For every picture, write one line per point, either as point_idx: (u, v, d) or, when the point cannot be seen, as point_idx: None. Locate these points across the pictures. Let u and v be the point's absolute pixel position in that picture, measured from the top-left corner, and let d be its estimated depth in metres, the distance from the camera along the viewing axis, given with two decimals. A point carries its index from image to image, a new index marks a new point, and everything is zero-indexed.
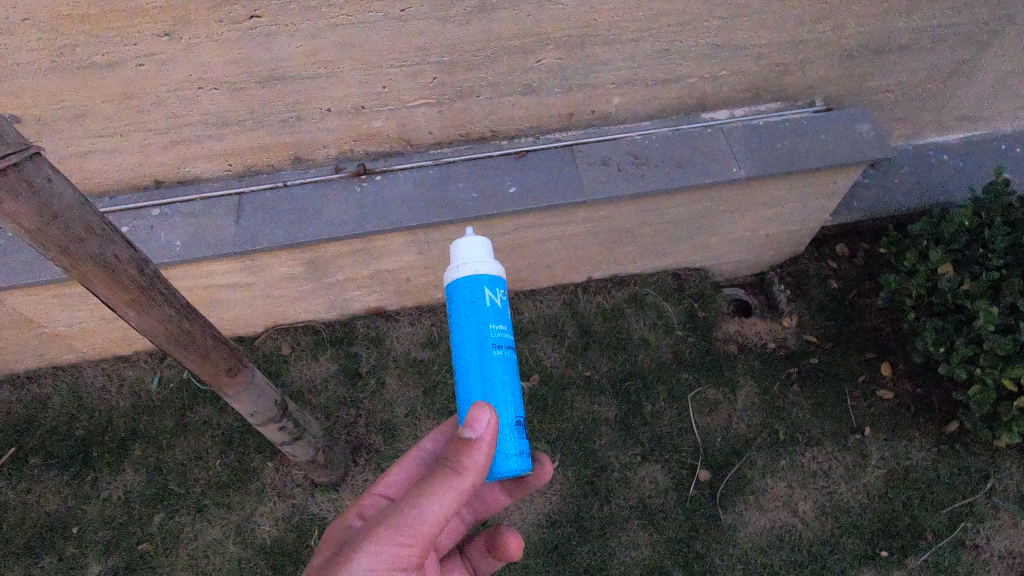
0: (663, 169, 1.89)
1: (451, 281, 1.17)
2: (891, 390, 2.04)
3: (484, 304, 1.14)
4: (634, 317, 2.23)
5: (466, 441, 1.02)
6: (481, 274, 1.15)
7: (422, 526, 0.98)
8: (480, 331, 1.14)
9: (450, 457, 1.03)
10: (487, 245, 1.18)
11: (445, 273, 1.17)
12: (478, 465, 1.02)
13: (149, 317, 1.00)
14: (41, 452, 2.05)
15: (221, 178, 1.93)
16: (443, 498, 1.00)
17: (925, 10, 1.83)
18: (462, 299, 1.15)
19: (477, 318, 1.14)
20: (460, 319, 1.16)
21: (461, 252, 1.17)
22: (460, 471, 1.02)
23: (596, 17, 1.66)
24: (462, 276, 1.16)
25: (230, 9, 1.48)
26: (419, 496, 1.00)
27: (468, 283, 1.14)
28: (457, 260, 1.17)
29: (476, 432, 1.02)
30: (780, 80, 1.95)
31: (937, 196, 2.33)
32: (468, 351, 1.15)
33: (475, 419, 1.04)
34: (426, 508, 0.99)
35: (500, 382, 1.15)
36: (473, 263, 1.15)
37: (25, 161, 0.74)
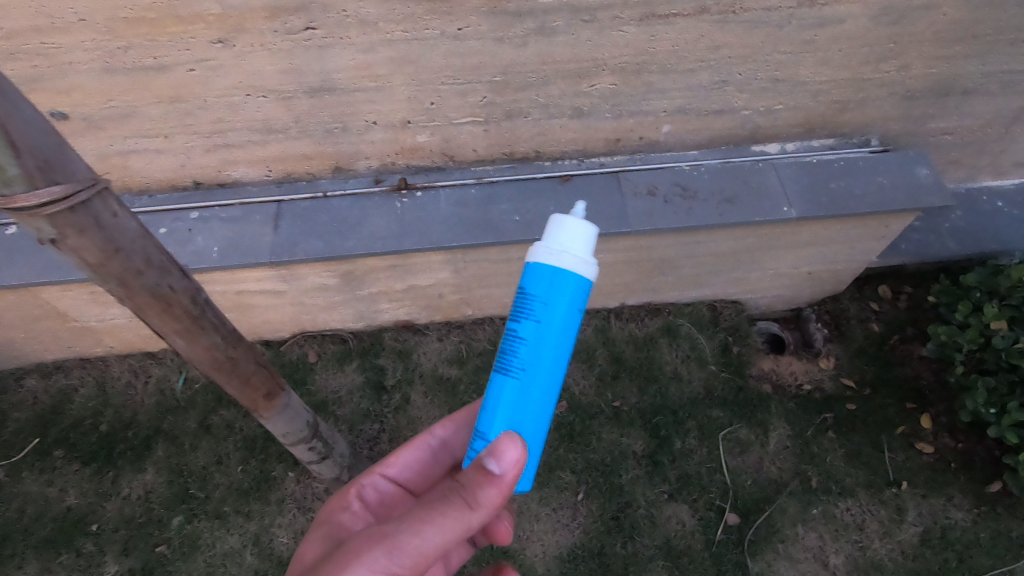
0: (712, 204, 1.85)
1: (539, 264, 0.98)
2: (931, 444, 2.03)
3: (564, 304, 0.97)
4: (666, 349, 2.21)
5: (487, 475, 0.92)
6: (575, 269, 0.97)
7: (418, 556, 0.89)
8: (544, 330, 0.98)
9: (464, 486, 0.93)
10: (591, 244, 0.99)
11: (538, 251, 0.98)
12: (491, 504, 0.93)
13: (196, 345, 0.98)
14: (65, 444, 2.05)
15: (259, 183, 1.90)
16: (447, 530, 0.90)
17: (997, 55, 1.76)
18: (541, 289, 0.97)
19: (551, 316, 0.97)
20: (529, 308, 0.98)
21: (560, 233, 0.98)
22: (472, 506, 0.92)
23: (655, 45, 1.61)
24: (554, 262, 0.97)
25: (286, 20, 1.45)
26: (422, 522, 0.90)
27: (556, 271, 0.97)
28: (554, 241, 0.98)
29: (500, 470, 0.92)
30: (837, 118, 1.89)
31: (987, 243, 2.27)
32: (522, 345, 0.99)
33: (503, 452, 0.93)
34: (427, 536, 0.89)
35: (540, 390, 1.01)
36: (571, 253, 0.97)
37: (94, 197, 0.72)
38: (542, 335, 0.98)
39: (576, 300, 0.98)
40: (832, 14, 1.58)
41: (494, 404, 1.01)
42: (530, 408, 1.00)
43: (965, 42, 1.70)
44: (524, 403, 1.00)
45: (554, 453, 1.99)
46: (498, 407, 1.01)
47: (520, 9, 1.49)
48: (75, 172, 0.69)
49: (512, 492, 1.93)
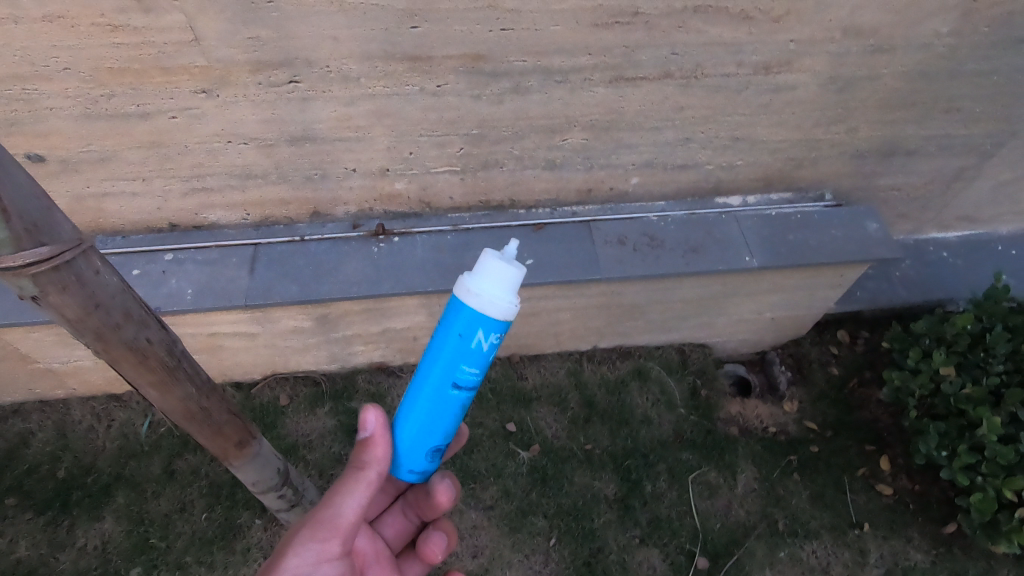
0: (679, 253, 1.93)
1: (461, 296, 1.04)
2: (890, 485, 2.10)
3: (476, 336, 1.03)
4: (637, 392, 2.26)
5: (364, 441, 1.13)
6: (489, 310, 1.02)
7: (338, 520, 1.08)
8: (454, 354, 1.05)
9: (353, 456, 1.14)
10: (513, 282, 1.03)
11: (459, 286, 1.04)
12: (380, 457, 1.13)
13: (170, 396, 0.98)
14: (18, 491, 1.96)
15: (236, 225, 1.92)
16: (355, 493, 1.10)
17: (935, 121, 1.91)
18: (459, 320, 1.04)
19: (456, 344, 1.04)
20: (448, 334, 1.05)
21: (482, 273, 1.03)
22: (365, 465, 1.12)
23: (624, 105, 1.71)
24: (468, 298, 1.03)
25: (270, 74, 1.50)
26: (333, 496, 1.10)
27: (470, 306, 1.02)
28: (477, 279, 1.03)
29: (369, 432, 1.13)
30: (794, 173, 2.01)
31: (935, 291, 2.41)
32: (437, 362, 1.07)
33: (364, 422, 1.13)
34: (342, 505, 1.09)
35: (449, 398, 1.09)
36: (486, 293, 1.02)
37: (77, 256, 0.74)
38: (455, 359, 1.05)
39: (483, 335, 1.04)
40: (784, 81, 1.71)
41: (411, 405, 1.12)
42: (441, 413, 1.10)
43: (906, 108, 1.85)
44: (430, 410, 1.10)
45: (527, 497, 2.00)
46: (414, 407, 1.11)
47: (496, 69, 1.57)
48: (61, 234, 0.71)
49: (484, 538, 1.92)
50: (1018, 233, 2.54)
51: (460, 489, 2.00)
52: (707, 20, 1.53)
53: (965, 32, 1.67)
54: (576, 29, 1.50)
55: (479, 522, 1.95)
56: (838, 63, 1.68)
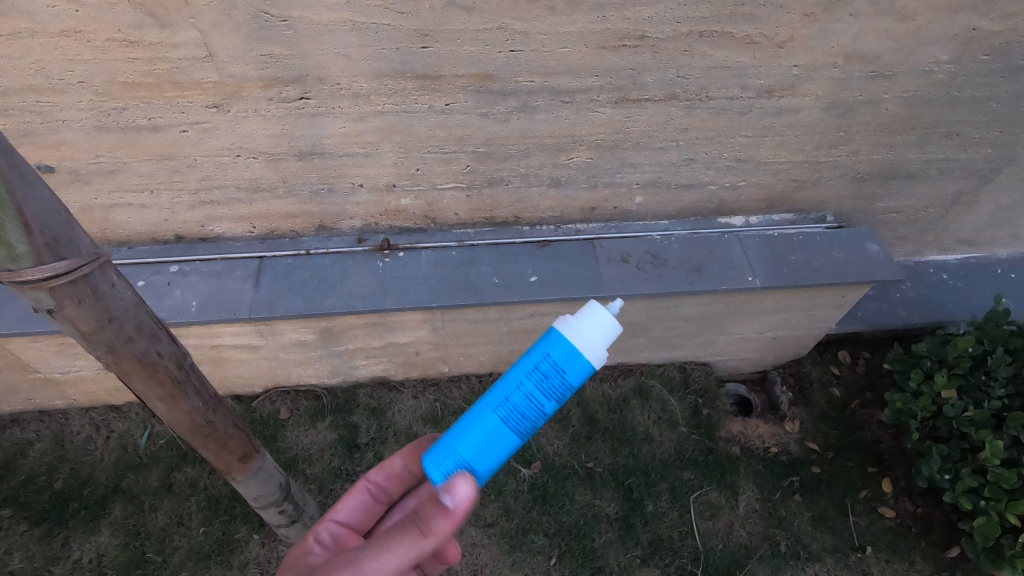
0: (682, 272, 1.94)
1: (560, 333, 1.06)
2: (892, 508, 2.09)
3: (563, 376, 1.05)
4: (639, 410, 2.25)
5: (440, 509, 0.99)
6: (586, 354, 1.05)
7: None
8: (539, 390, 1.05)
9: (421, 515, 1.00)
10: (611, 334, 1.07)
11: (562, 321, 1.07)
12: (442, 534, 1.00)
13: (177, 410, 0.98)
14: (14, 502, 1.95)
15: (242, 238, 1.93)
16: (403, 554, 0.99)
17: (935, 145, 1.94)
18: (554, 355, 1.05)
19: (541, 380, 1.05)
20: (537, 368, 1.05)
21: (589, 316, 1.06)
22: (426, 534, 0.99)
23: (629, 125, 1.73)
24: (572, 337, 1.05)
25: (282, 90, 1.52)
26: (381, 548, 0.98)
27: (571, 346, 1.04)
28: (582, 320, 1.06)
29: (454, 504, 0.98)
30: (795, 195, 2.04)
31: (935, 313, 2.43)
32: (519, 394, 1.05)
33: (455, 487, 1.00)
34: (385, 560, 0.98)
35: (513, 432, 1.07)
36: (589, 338, 1.05)
37: (94, 270, 0.74)
38: (539, 394, 1.05)
39: (571, 377, 1.05)
40: (787, 105, 1.73)
41: (469, 429, 1.07)
42: (497, 447, 1.07)
43: (906, 133, 1.88)
44: (488, 440, 1.06)
45: (527, 515, 1.99)
46: (473, 434, 1.07)
47: (504, 89, 1.59)
48: (79, 247, 0.71)
49: (484, 557, 1.91)
50: (1017, 257, 2.56)
51: None
52: (712, 44, 1.55)
53: (965, 60, 1.70)
54: (584, 51, 1.53)
55: (479, 540, 1.94)
56: (840, 88, 1.71)
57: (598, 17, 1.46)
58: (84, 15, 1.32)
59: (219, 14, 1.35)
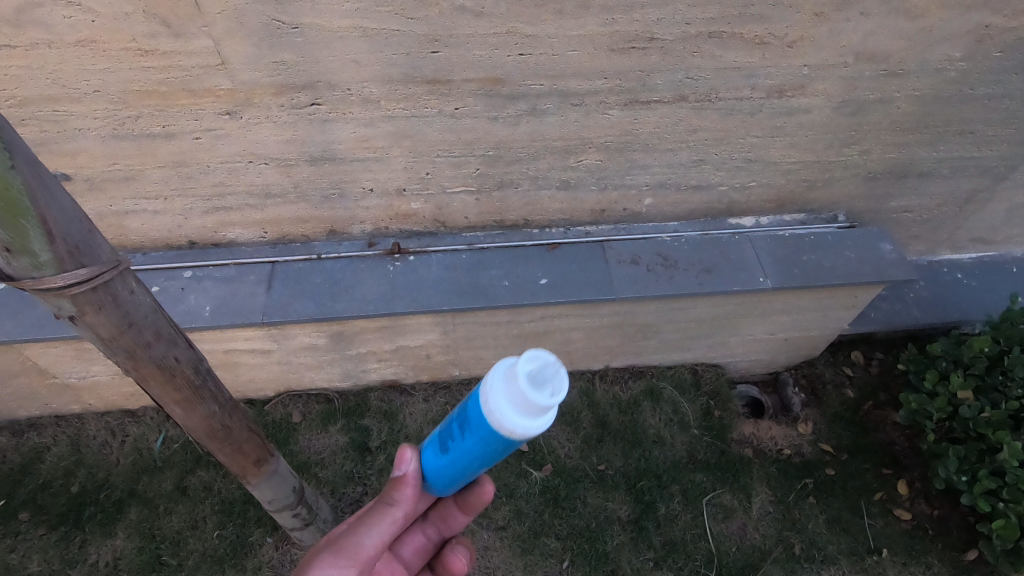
0: (693, 274, 1.94)
1: (484, 390, 0.94)
2: (908, 510, 2.07)
3: (487, 432, 0.96)
4: (650, 412, 2.24)
5: (395, 479, 1.13)
6: (505, 419, 0.92)
7: (361, 550, 1.06)
8: (467, 437, 1.00)
9: (384, 492, 1.14)
10: (534, 402, 0.88)
11: (487, 378, 0.94)
12: (407, 498, 1.12)
13: (194, 414, 0.99)
14: (32, 506, 1.97)
15: (254, 243, 1.94)
16: (380, 526, 1.09)
17: (948, 143, 1.93)
18: (479, 411, 0.95)
19: (470, 430, 0.99)
20: (468, 416, 0.99)
21: (511, 380, 0.89)
22: (392, 502, 1.12)
23: (638, 127, 1.73)
24: (495, 396, 0.92)
25: (293, 96, 1.53)
26: (357, 526, 1.09)
27: (488, 405, 0.93)
28: (503, 384, 0.91)
29: (401, 472, 1.12)
30: (806, 195, 2.02)
31: (950, 313, 2.40)
32: (454, 424, 1.03)
33: (399, 462, 1.13)
34: (365, 535, 1.08)
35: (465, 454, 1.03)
36: (507, 404, 0.91)
37: (114, 277, 0.75)
38: (470, 441, 1.00)
39: (498, 425, 0.93)
40: (797, 104, 1.72)
41: (425, 449, 1.12)
42: (443, 474, 1.08)
43: (918, 131, 1.86)
44: (434, 466, 1.09)
45: (539, 518, 1.99)
46: (427, 454, 1.12)
47: (513, 92, 1.59)
48: (100, 255, 0.73)
49: (497, 560, 1.91)
50: None
51: None
52: (722, 45, 1.55)
53: (977, 57, 1.68)
54: (593, 54, 1.53)
55: (491, 543, 1.93)
56: (850, 88, 1.70)
57: (606, 20, 1.47)
58: (100, 25, 1.34)
59: (231, 22, 1.37)
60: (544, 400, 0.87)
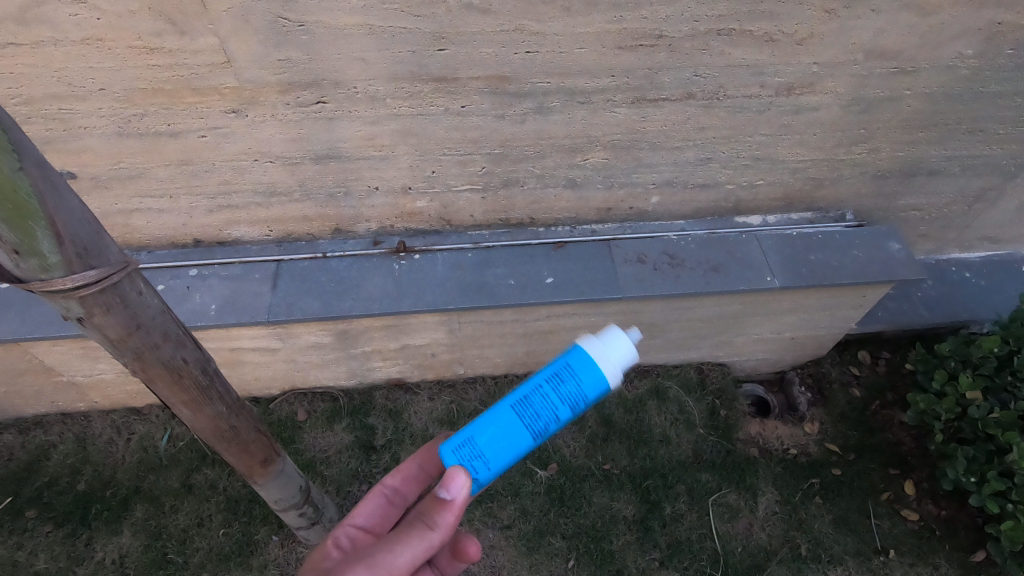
0: (699, 272, 1.93)
1: (578, 352, 1.04)
2: (915, 510, 2.06)
3: (579, 393, 1.03)
4: (655, 411, 2.24)
5: (440, 503, 1.01)
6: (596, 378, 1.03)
7: (393, 571, 0.98)
8: (557, 398, 1.03)
9: (424, 511, 1.03)
10: (621, 362, 1.04)
11: (580, 344, 1.05)
12: (448, 524, 1.02)
13: (201, 415, 0.99)
14: (38, 504, 1.98)
15: (259, 241, 1.94)
16: (414, 548, 1.00)
17: (958, 141, 1.91)
18: (575, 373, 1.03)
19: (559, 393, 1.03)
20: (563, 381, 1.04)
21: (608, 343, 1.04)
22: (431, 526, 1.02)
23: (645, 125, 1.72)
24: (591, 358, 1.03)
25: (299, 94, 1.52)
26: (391, 543, 1.00)
27: (589, 365, 1.02)
28: (600, 346, 1.04)
29: (451, 496, 0.99)
30: (814, 193, 2.01)
31: (958, 312, 2.39)
32: (537, 389, 1.05)
33: (451, 482, 1.00)
34: (399, 554, 0.99)
35: (529, 436, 1.05)
36: (604, 362, 1.03)
37: (123, 278, 0.75)
38: (558, 406, 1.03)
39: (589, 386, 1.03)
40: (806, 102, 1.71)
41: (488, 421, 1.06)
42: (508, 445, 1.05)
43: (929, 129, 1.84)
44: (498, 437, 1.05)
45: (544, 517, 1.98)
46: (489, 427, 1.05)
47: (520, 90, 1.58)
48: (108, 256, 0.72)
49: (502, 559, 1.90)
50: None
51: (477, 506, 1.99)
52: (730, 43, 1.54)
53: (989, 54, 1.66)
54: (601, 52, 1.52)
55: (497, 542, 1.93)
56: (860, 85, 1.69)
57: (614, 17, 1.45)
58: (105, 23, 1.33)
59: (237, 20, 1.36)
60: (626, 362, 1.05)
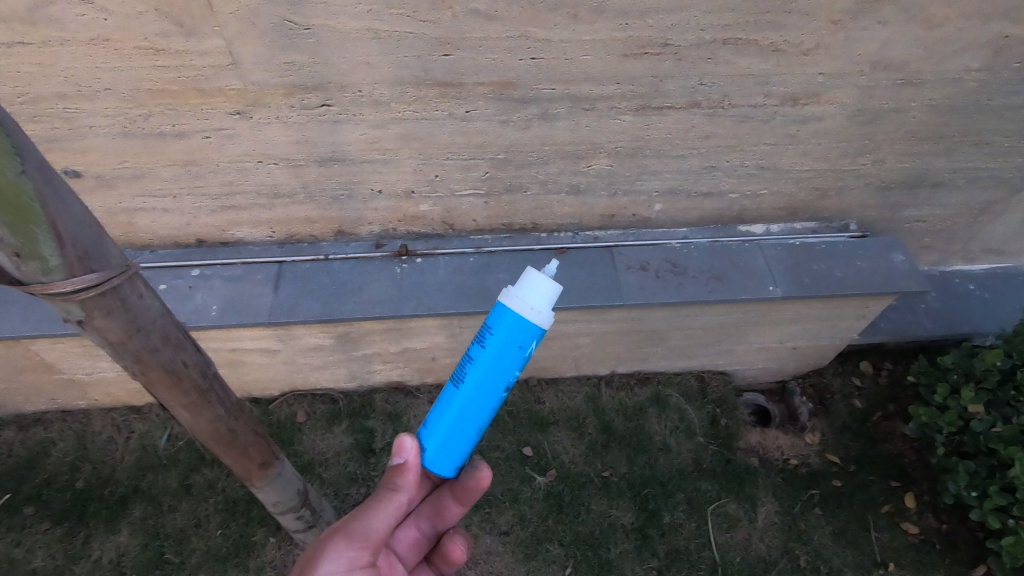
0: (702, 281, 1.92)
1: (501, 307, 1.06)
2: (915, 524, 2.05)
3: (513, 347, 1.06)
4: (655, 419, 2.23)
5: (396, 466, 1.10)
6: (528, 323, 1.05)
7: (370, 532, 1.07)
8: (494, 361, 1.06)
9: (387, 477, 1.11)
10: (547, 296, 1.05)
11: (499, 301, 1.07)
12: (411, 483, 1.10)
13: (200, 418, 0.99)
14: (37, 501, 1.98)
15: (262, 242, 1.94)
16: (386, 510, 1.09)
17: (963, 154, 1.90)
18: (501, 329, 1.05)
19: (495, 353, 1.06)
20: (491, 341, 1.06)
21: (527, 286, 1.05)
22: (396, 488, 1.10)
23: (650, 133, 1.71)
24: (510, 310, 1.05)
25: (304, 97, 1.53)
26: (364, 509, 1.09)
27: (510, 316, 1.04)
28: (520, 291, 1.05)
29: (403, 459, 1.09)
30: (818, 203, 2.00)
31: (961, 324, 2.38)
32: (471, 358, 1.08)
33: (400, 448, 1.09)
34: (373, 519, 1.08)
35: (483, 401, 1.09)
36: (529, 306, 1.04)
37: (124, 281, 0.75)
38: (496, 366, 1.07)
39: (520, 334, 1.05)
40: (811, 113, 1.71)
41: (442, 408, 1.11)
42: (468, 420, 1.10)
43: (934, 141, 1.84)
44: (458, 418, 1.10)
45: (542, 524, 1.98)
46: (445, 412, 1.11)
47: (524, 96, 1.58)
48: (109, 259, 0.72)
49: (499, 565, 1.90)
50: None
51: (475, 512, 1.98)
52: (736, 52, 1.53)
53: (996, 67, 1.66)
54: (606, 59, 1.52)
55: (494, 548, 1.93)
56: (866, 96, 1.68)
57: (620, 25, 1.45)
58: (112, 23, 1.33)
59: (243, 22, 1.36)
60: (555, 294, 1.07)
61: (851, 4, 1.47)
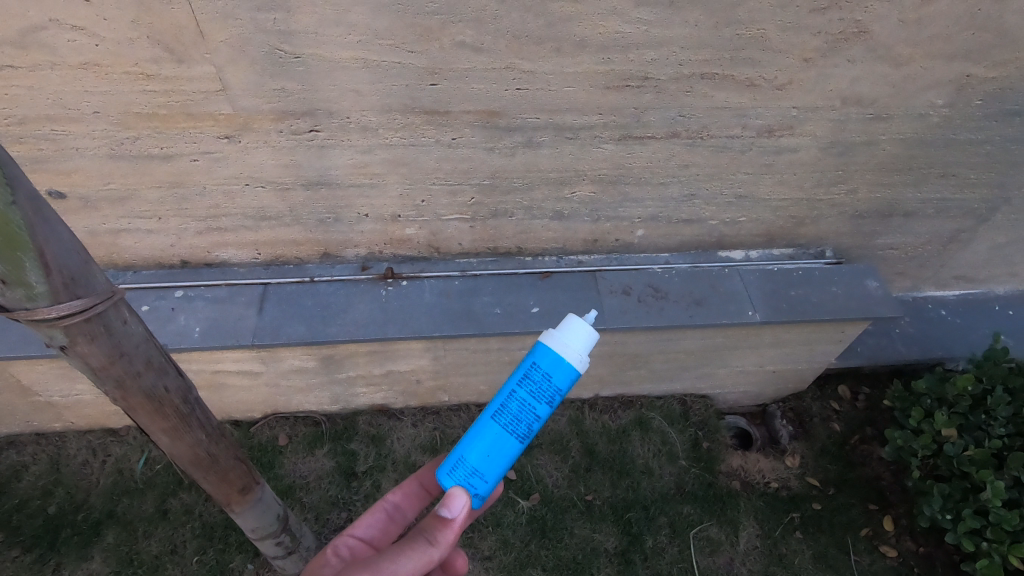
0: (683, 305, 1.96)
1: (543, 347, 1.09)
2: (893, 547, 2.07)
3: (553, 386, 1.08)
4: (639, 443, 2.25)
5: (442, 520, 1.06)
6: (569, 366, 1.08)
7: None
8: (532, 396, 1.08)
9: (426, 527, 1.08)
10: (588, 342, 1.09)
11: (541, 341, 1.10)
12: (448, 542, 1.07)
13: (180, 443, 0.99)
14: (7, 527, 1.93)
15: (246, 264, 1.94)
16: (416, 562, 1.04)
17: (932, 185, 1.98)
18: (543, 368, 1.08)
19: (534, 390, 1.08)
20: (532, 378, 1.09)
21: (569, 329, 1.09)
22: (432, 542, 1.06)
23: (632, 161, 1.76)
24: (552, 350, 1.08)
25: (292, 123, 1.55)
26: (394, 554, 1.04)
27: (552, 355, 1.08)
28: (562, 333, 1.09)
29: (453, 515, 1.05)
30: (795, 230, 2.06)
31: (934, 349, 2.44)
32: (509, 393, 1.10)
33: (452, 501, 1.06)
34: (401, 564, 1.02)
35: (516, 440, 1.10)
36: (570, 349, 1.08)
37: (108, 308, 0.76)
38: (534, 402, 1.09)
39: (560, 374, 1.08)
40: (786, 144, 1.77)
41: (474, 438, 1.11)
42: (500, 455, 1.10)
43: (903, 172, 1.91)
44: (489, 450, 1.10)
45: (525, 548, 1.97)
46: (477, 443, 1.11)
47: (509, 125, 1.62)
48: (94, 286, 0.73)
49: None
50: (1015, 293, 2.59)
51: (458, 537, 1.97)
52: (714, 86, 1.59)
53: (959, 103, 1.74)
54: (589, 91, 1.57)
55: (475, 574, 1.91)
56: (838, 129, 1.75)
57: (602, 59, 1.50)
58: (103, 49, 1.35)
59: (233, 49, 1.39)
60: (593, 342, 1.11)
61: (822, 43, 1.54)
